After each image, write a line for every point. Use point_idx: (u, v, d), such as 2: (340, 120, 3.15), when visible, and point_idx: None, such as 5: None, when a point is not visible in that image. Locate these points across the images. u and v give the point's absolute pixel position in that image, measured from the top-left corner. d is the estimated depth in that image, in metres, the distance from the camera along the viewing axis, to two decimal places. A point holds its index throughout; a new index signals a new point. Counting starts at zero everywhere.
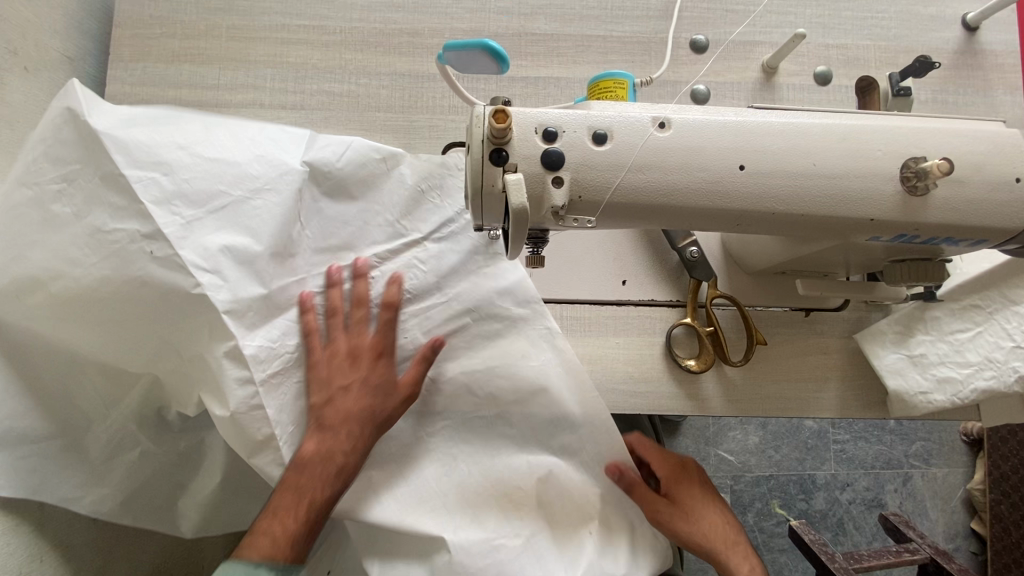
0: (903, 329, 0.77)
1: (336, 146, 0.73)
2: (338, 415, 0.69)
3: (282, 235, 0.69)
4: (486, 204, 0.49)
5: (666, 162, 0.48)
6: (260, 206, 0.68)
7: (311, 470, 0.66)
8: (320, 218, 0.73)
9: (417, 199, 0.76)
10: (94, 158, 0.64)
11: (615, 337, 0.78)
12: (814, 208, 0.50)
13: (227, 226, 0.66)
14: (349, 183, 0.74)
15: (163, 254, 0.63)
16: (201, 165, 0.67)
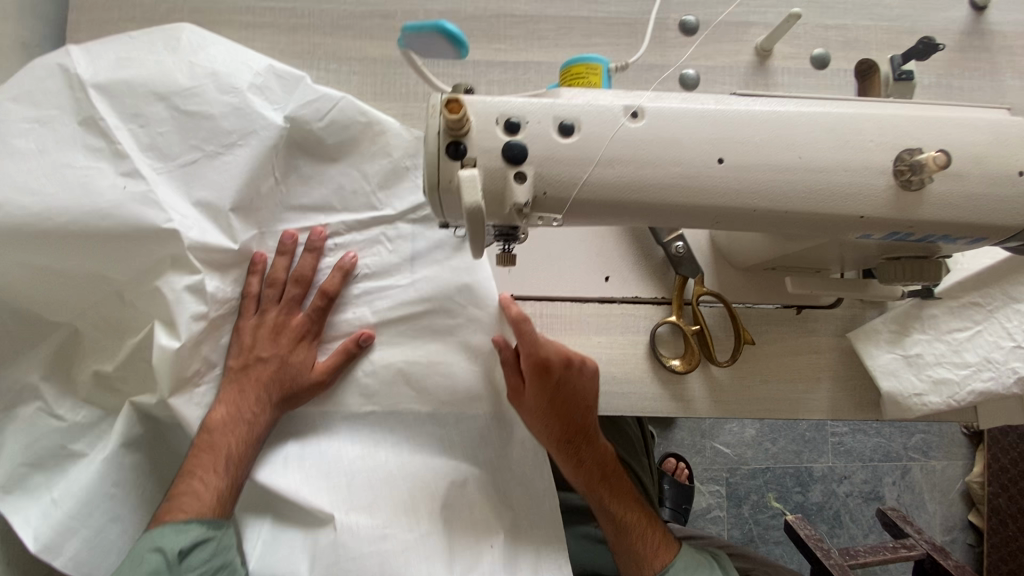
0: (899, 328, 0.73)
1: (321, 102, 0.71)
2: (258, 388, 0.70)
3: (257, 189, 0.71)
4: (444, 202, 0.45)
5: (639, 156, 0.44)
6: (237, 163, 0.69)
7: (220, 433, 0.68)
8: (299, 173, 0.74)
9: (396, 169, 0.74)
10: (71, 103, 0.65)
11: (596, 336, 0.74)
12: (798, 204, 0.46)
13: (204, 175, 0.68)
14: (330, 143, 0.73)
15: (133, 191, 0.64)
16: (183, 111, 0.68)
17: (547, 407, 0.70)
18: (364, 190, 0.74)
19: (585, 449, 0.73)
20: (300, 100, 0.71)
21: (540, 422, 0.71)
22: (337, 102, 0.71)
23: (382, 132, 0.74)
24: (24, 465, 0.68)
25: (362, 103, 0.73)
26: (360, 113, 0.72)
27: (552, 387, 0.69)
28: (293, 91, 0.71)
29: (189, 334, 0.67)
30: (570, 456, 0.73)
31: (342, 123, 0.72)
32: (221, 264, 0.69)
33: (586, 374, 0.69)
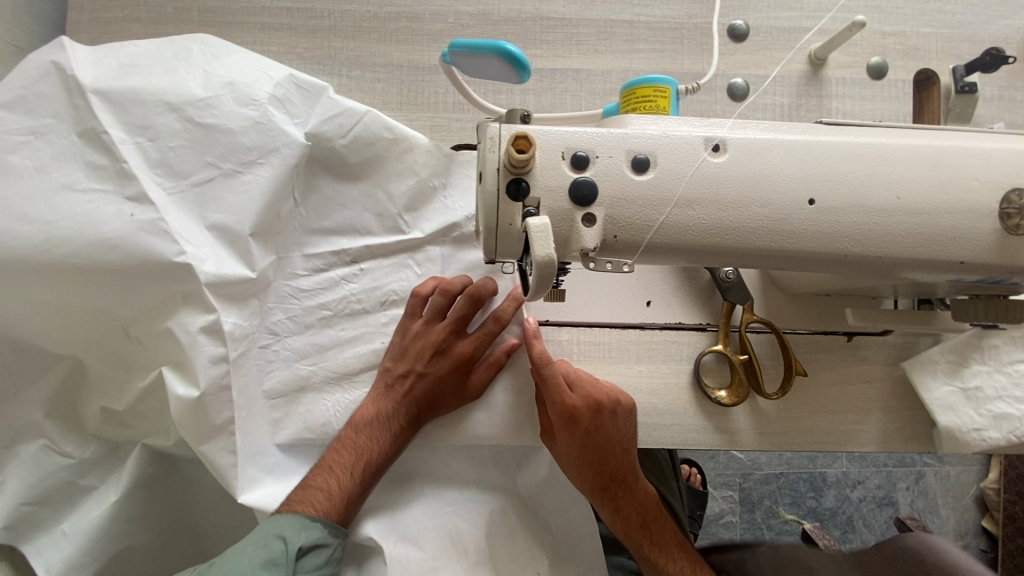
0: (957, 359, 0.69)
1: (345, 117, 0.67)
2: (358, 452, 0.64)
3: (276, 213, 0.66)
4: (501, 246, 0.40)
5: (721, 196, 0.40)
6: (251, 183, 0.64)
7: (314, 499, 0.62)
8: (319, 194, 0.69)
9: (425, 189, 0.70)
10: (72, 113, 0.59)
11: (638, 365, 0.70)
12: (893, 248, 0.41)
13: (219, 197, 0.63)
14: (354, 162, 0.69)
15: (142, 220, 0.59)
16: (195, 125, 0.62)
17: (580, 455, 0.66)
18: (390, 212, 0.70)
19: (624, 495, 0.69)
20: (321, 114, 0.66)
21: (575, 471, 0.67)
22: (362, 118, 0.66)
23: (409, 151, 0.69)
24: (26, 507, 0.63)
25: (388, 117, 0.68)
26: (387, 130, 0.68)
27: (583, 435, 0.65)
28: (315, 105, 0.66)
29: (205, 379, 0.60)
30: (608, 503, 0.69)
31: (369, 141, 0.67)
32: (239, 296, 0.64)
33: (621, 415, 0.65)
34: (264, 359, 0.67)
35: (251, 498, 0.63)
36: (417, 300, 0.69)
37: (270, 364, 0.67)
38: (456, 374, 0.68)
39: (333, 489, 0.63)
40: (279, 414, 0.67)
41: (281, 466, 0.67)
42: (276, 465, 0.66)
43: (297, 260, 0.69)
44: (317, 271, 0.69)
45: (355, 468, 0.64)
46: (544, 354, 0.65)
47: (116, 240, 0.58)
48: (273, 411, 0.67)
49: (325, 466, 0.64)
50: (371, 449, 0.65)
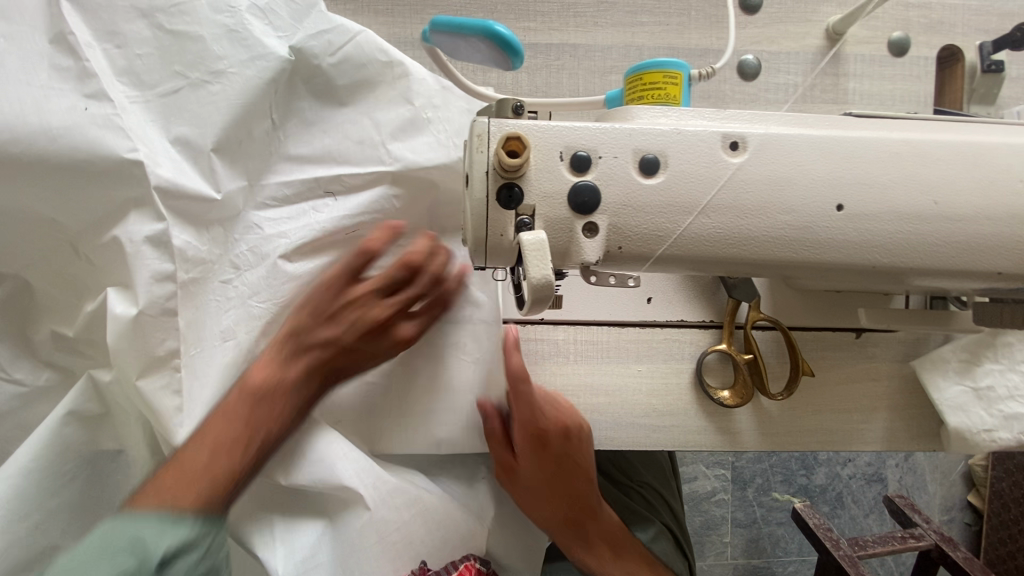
0: (970, 357, 0.66)
1: (335, 34, 0.61)
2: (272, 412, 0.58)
3: (247, 131, 0.60)
4: (491, 258, 0.36)
5: (743, 203, 0.35)
6: (218, 94, 0.57)
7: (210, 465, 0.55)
8: (301, 116, 0.63)
9: (416, 121, 0.64)
10: (46, 20, 0.53)
11: (637, 365, 0.67)
12: (931, 260, 0.38)
13: (184, 113, 0.57)
14: (341, 84, 0.63)
15: (97, 115, 0.53)
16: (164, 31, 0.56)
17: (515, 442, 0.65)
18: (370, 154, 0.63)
19: (556, 487, 0.67)
20: (309, 30, 0.61)
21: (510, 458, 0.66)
22: (355, 35, 0.61)
23: (402, 78, 0.64)
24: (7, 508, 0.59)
25: (382, 39, 0.63)
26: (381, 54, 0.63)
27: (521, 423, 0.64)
28: (302, 18, 0.61)
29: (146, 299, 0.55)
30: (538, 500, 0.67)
31: (361, 61, 0.62)
32: (196, 214, 0.58)
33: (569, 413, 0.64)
34: (222, 295, 0.60)
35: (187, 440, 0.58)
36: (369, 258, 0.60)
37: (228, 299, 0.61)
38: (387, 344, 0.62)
39: (242, 455, 0.57)
40: (232, 356, 0.61)
41: None
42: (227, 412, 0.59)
43: (274, 203, 0.63)
44: (285, 202, 0.63)
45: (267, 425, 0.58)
46: (512, 340, 0.61)
47: (63, 137, 0.52)
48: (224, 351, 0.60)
49: (229, 425, 0.56)
50: (282, 403, 0.59)
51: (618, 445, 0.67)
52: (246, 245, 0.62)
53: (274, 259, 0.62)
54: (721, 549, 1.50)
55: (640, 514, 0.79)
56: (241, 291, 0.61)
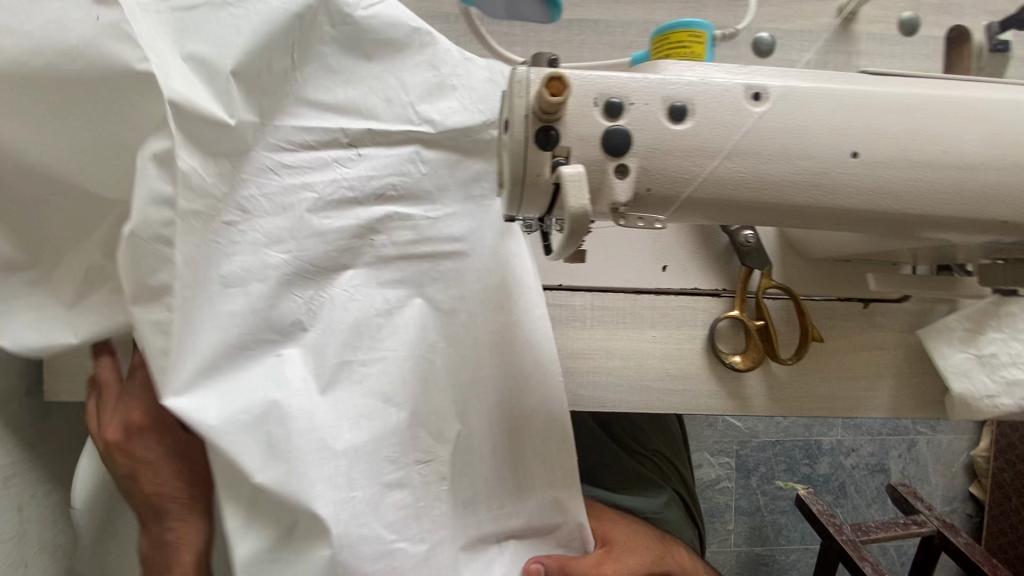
0: (975, 326, 0.68)
1: None
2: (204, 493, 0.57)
3: (267, 61, 0.51)
4: (526, 198, 0.39)
5: (764, 149, 0.38)
6: (237, 18, 0.49)
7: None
8: (320, 62, 0.55)
9: (444, 84, 0.61)
10: None
11: (652, 330, 0.69)
12: (941, 207, 0.40)
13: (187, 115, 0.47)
14: (371, 38, 0.56)
15: (108, 24, 0.45)
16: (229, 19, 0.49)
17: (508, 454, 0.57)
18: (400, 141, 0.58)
19: None
20: None
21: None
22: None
23: (431, 38, 0.59)
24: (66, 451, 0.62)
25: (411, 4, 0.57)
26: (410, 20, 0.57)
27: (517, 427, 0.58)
28: None
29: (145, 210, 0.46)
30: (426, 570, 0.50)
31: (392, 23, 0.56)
32: (206, 140, 0.48)
33: None
34: (227, 239, 0.50)
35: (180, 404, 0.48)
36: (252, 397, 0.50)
37: (231, 262, 0.50)
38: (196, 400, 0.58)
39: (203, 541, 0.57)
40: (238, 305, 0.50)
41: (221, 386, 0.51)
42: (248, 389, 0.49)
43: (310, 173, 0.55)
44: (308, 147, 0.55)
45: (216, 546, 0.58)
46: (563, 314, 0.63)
47: (86, 53, 0.45)
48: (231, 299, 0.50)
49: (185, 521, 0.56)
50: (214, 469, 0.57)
51: (633, 408, 0.69)
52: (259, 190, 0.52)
53: (300, 212, 0.54)
54: (724, 537, 1.52)
55: (651, 481, 0.81)
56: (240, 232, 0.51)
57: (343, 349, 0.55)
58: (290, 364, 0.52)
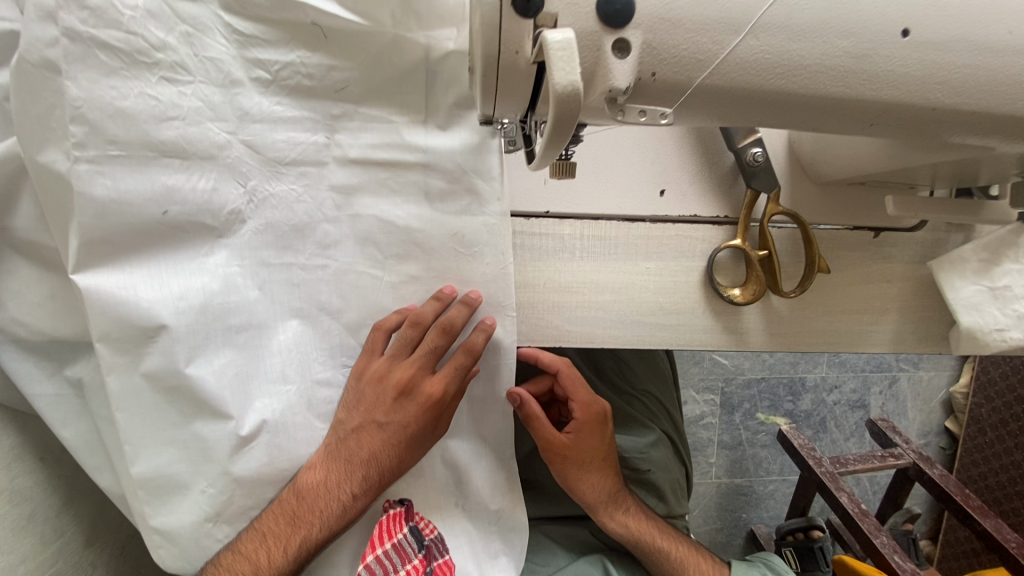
0: (990, 256, 0.63)
1: None
2: (274, 544, 0.58)
3: None
4: (504, 85, 0.33)
5: (795, 20, 0.31)
6: None
7: (259, 561, 0.58)
8: None
9: None
10: None
11: (645, 262, 0.63)
12: (987, 101, 0.34)
13: (133, 115, 0.50)
14: None
15: None
16: (147, 7, 0.49)
17: (338, 464, 0.60)
18: (352, 92, 0.57)
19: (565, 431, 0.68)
20: None
21: (323, 510, 0.59)
22: None
23: None
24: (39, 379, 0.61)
25: None
26: None
27: (360, 435, 0.60)
28: None
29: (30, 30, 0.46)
30: (240, 556, 0.58)
31: None
32: None
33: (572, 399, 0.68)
34: (122, 93, 0.49)
35: (98, 286, 0.51)
36: (376, 339, 0.60)
37: (173, 201, 0.52)
38: (268, 550, 0.58)
39: (264, 559, 0.58)
40: (114, 179, 0.50)
41: (138, 279, 0.52)
42: (182, 292, 0.54)
43: (264, 140, 0.55)
44: (238, 7, 0.52)
45: (290, 543, 0.59)
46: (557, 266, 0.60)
47: None
48: (99, 180, 0.49)
49: (284, 525, 0.58)
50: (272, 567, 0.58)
51: (622, 345, 0.65)
52: (177, 66, 0.51)
53: (234, 91, 0.54)
54: (706, 469, 1.55)
55: (640, 420, 0.79)
56: (137, 104, 0.50)
57: (261, 261, 0.57)
58: (229, 294, 0.56)
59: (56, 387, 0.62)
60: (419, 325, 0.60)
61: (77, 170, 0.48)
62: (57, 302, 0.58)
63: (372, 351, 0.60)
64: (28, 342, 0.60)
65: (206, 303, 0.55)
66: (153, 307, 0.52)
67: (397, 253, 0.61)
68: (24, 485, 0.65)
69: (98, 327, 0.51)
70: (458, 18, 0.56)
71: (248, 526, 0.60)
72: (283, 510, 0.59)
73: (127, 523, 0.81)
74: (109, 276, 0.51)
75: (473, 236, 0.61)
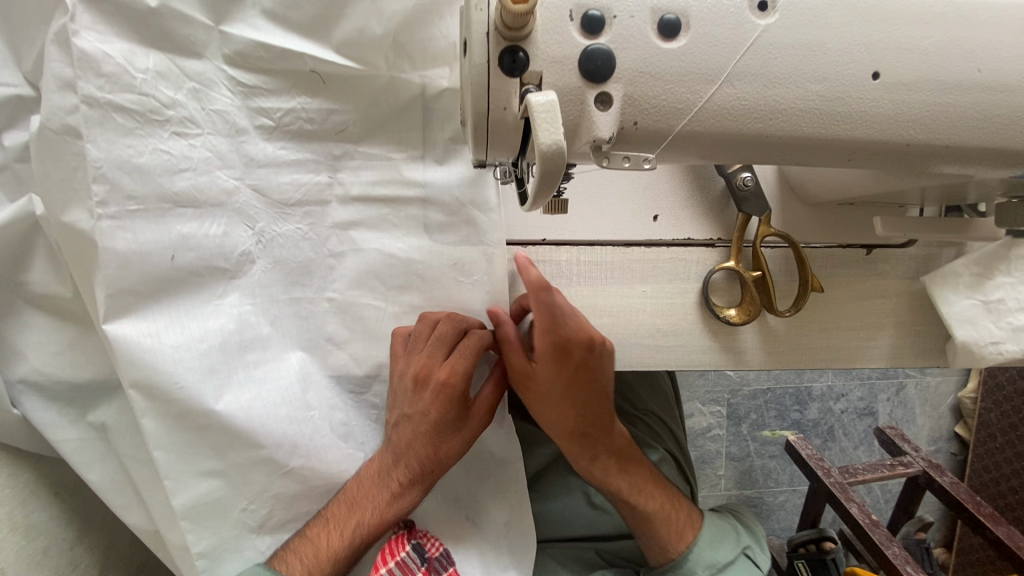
0: (982, 271, 0.64)
1: None
2: (337, 529, 0.60)
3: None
4: (494, 137, 0.35)
5: (772, 71, 0.34)
6: None
7: (324, 545, 0.60)
8: None
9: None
10: None
11: (642, 286, 0.65)
12: (961, 136, 0.36)
13: (149, 171, 0.52)
14: None
15: None
16: (157, 69, 0.52)
17: (384, 450, 0.62)
18: (352, 132, 0.59)
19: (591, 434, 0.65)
20: None
21: (381, 499, 0.62)
22: None
23: None
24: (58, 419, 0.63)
25: None
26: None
27: (395, 424, 0.62)
28: None
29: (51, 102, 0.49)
30: (304, 538, 0.60)
31: None
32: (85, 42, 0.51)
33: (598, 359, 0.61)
34: (137, 151, 0.51)
35: (128, 333, 0.52)
36: (396, 344, 0.62)
37: (188, 248, 0.54)
38: (332, 532, 0.60)
39: (333, 547, 0.60)
40: (134, 232, 0.51)
41: (167, 327, 0.54)
42: (203, 335, 0.55)
43: (270, 183, 0.58)
44: (242, 61, 0.54)
45: (354, 528, 0.61)
46: (543, 280, 0.58)
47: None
48: (116, 235, 0.51)
49: (343, 513, 0.61)
50: (337, 552, 0.60)
51: (622, 368, 0.66)
52: (189, 123, 0.54)
53: (241, 139, 0.56)
54: (715, 482, 1.54)
55: (644, 440, 0.79)
56: (153, 159, 0.52)
57: (270, 298, 0.59)
58: (247, 333, 0.57)
59: (78, 432, 0.64)
60: (428, 323, 0.61)
61: (100, 228, 0.50)
62: (81, 343, 0.61)
63: (397, 351, 0.62)
64: (49, 390, 0.62)
65: (228, 343, 0.56)
66: (180, 352, 0.54)
67: (399, 284, 0.63)
68: (42, 523, 0.67)
69: (128, 377, 0.52)
70: (450, 57, 0.59)
71: (311, 517, 0.62)
72: (342, 500, 0.61)
73: (142, 556, 0.82)
74: (134, 325, 0.52)
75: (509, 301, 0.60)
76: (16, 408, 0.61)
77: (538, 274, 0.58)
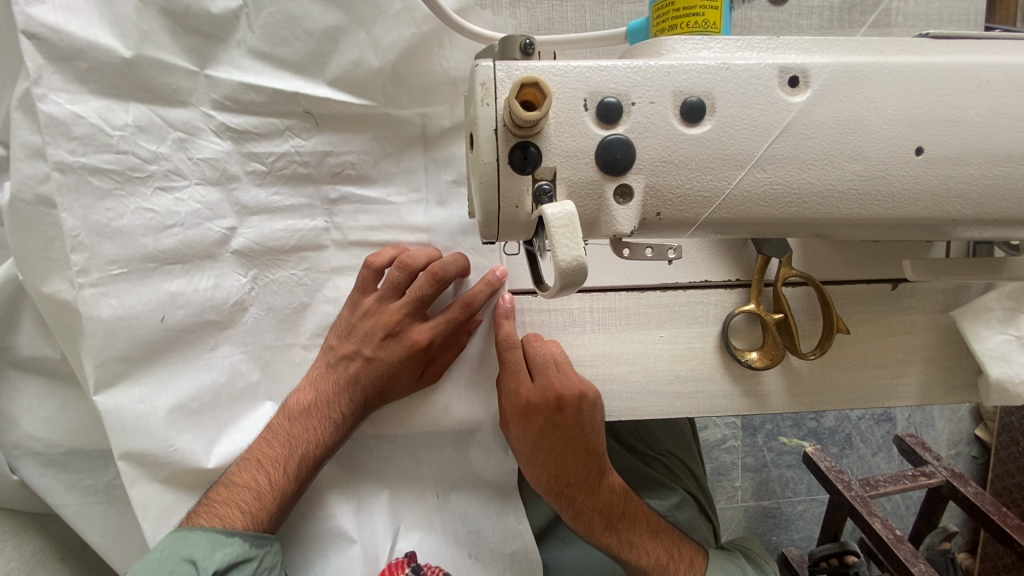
0: (1014, 304, 0.61)
1: None
2: (269, 467, 0.53)
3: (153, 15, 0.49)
4: (505, 230, 0.35)
5: (801, 152, 0.35)
6: None
7: (243, 493, 0.52)
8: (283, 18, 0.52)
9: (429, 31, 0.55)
10: None
11: (660, 329, 0.62)
12: (1006, 210, 0.36)
13: (132, 232, 0.51)
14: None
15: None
16: (137, 123, 0.51)
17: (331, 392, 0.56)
18: (349, 175, 0.57)
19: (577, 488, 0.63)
20: None
21: (314, 429, 0.55)
22: None
23: None
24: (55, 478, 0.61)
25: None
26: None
27: (348, 370, 0.57)
28: None
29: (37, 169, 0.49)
30: (234, 487, 0.53)
31: None
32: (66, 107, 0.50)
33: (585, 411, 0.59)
34: (123, 208, 0.51)
35: (115, 400, 0.52)
36: (369, 274, 0.57)
37: (178, 306, 0.53)
38: (267, 468, 0.53)
39: (263, 487, 0.53)
40: (116, 296, 0.51)
41: (155, 391, 0.53)
42: (193, 393, 0.55)
43: (263, 232, 0.56)
44: (230, 107, 0.53)
45: (283, 468, 0.54)
46: (512, 337, 0.60)
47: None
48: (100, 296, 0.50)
49: (252, 465, 0.53)
50: (255, 496, 0.52)
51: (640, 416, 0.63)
52: (172, 173, 0.52)
53: (230, 187, 0.55)
54: (731, 494, 1.51)
55: (662, 481, 0.77)
56: (137, 217, 0.51)
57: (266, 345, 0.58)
58: (238, 382, 0.57)
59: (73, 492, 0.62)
60: (409, 271, 0.56)
61: (82, 296, 0.49)
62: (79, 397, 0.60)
63: (367, 287, 0.57)
64: (44, 451, 0.61)
65: (218, 396, 0.56)
66: (170, 413, 0.53)
67: None
68: None
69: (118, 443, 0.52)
70: (449, 95, 0.57)
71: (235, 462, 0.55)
72: (281, 431, 0.55)
73: None
74: (125, 392, 0.52)
75: (502, 345, 0.60)
76: (15, 473, 0.59)
77: (509, 329, 0.60)
